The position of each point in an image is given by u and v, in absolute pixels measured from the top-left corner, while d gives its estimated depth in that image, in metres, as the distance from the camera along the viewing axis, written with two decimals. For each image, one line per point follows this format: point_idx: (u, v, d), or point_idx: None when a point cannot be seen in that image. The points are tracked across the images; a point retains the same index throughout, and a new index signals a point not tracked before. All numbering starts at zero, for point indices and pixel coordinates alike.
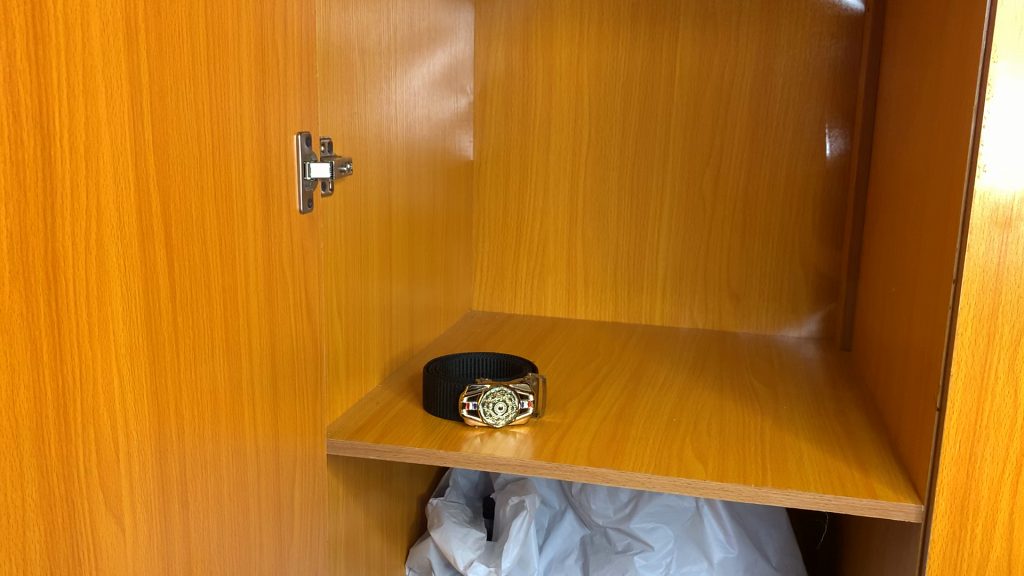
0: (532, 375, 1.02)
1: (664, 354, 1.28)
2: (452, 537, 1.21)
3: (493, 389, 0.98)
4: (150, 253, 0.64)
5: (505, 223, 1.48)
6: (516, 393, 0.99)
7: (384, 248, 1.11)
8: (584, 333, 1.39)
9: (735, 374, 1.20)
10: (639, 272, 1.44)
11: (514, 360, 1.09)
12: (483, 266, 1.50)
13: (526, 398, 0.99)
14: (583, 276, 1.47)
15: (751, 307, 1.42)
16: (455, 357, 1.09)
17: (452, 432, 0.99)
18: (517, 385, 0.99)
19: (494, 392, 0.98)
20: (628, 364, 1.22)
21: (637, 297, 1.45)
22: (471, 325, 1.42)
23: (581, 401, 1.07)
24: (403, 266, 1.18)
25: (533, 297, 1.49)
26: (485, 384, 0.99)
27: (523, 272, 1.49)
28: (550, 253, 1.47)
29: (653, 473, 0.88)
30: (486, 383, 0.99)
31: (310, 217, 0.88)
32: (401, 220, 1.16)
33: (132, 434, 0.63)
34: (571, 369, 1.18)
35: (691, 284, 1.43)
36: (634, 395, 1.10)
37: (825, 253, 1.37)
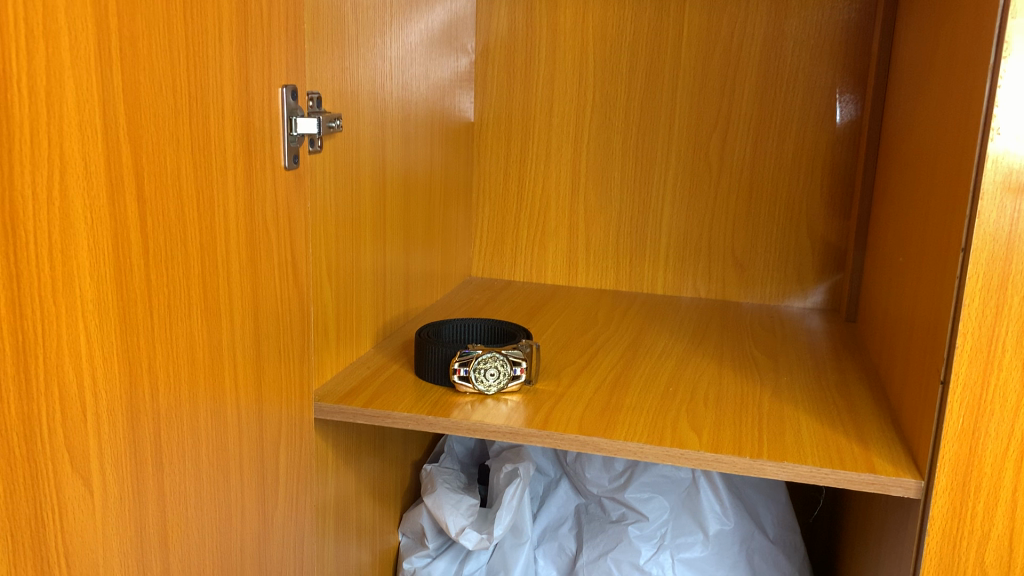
0: (527, 340, 1.00)
1: (665, 323, 1.25)
2: (445, 503, 1.19)
3: (485, 355, 0.96)
4: (121, 206, 0.61)
5: (506, 187, 1.45)
6: (509, 359, 0.96)
7: (377, 209, 1.08)
8: (584, 302, 1.36)
9: (736, 344, 1.18)
10: (642, 240, 1.41)
11: (510, 326, 1.05)
12: (483, 231, 1.47)
13: (519, 364, 0.97)
14: (585, 242, 1.44)
15: (756, 277, 1.39)
16: (450, 322, 1.06)
17: (442, 399, 0.96)
18: (510, 351, 0.97)
19: (485, 358, 0.96)
20: (627, 332, 1.20)
21: (640, 265, 1.42)
22: (469, 292, 1.39)
23: (576, 370, 1.04)
24: (397, 229, 1.15)
25: (533, 264, 1.47)
26: (477, 349, 0.96)
27: (523, 238, 1.46)
28: (551, 219, 1.44)
29: (645, 443, 0.86)
30: (479, 348, 0.96)
31: (296, 174, 0.85)
32: (396, 182, 1.13)
33: (100, 394, 0.61)
34: (568, 337, 1.16)
35: (694, 253, 1.40)
36: (631, 363, 1.07)
37: (833, 222, 1.34)
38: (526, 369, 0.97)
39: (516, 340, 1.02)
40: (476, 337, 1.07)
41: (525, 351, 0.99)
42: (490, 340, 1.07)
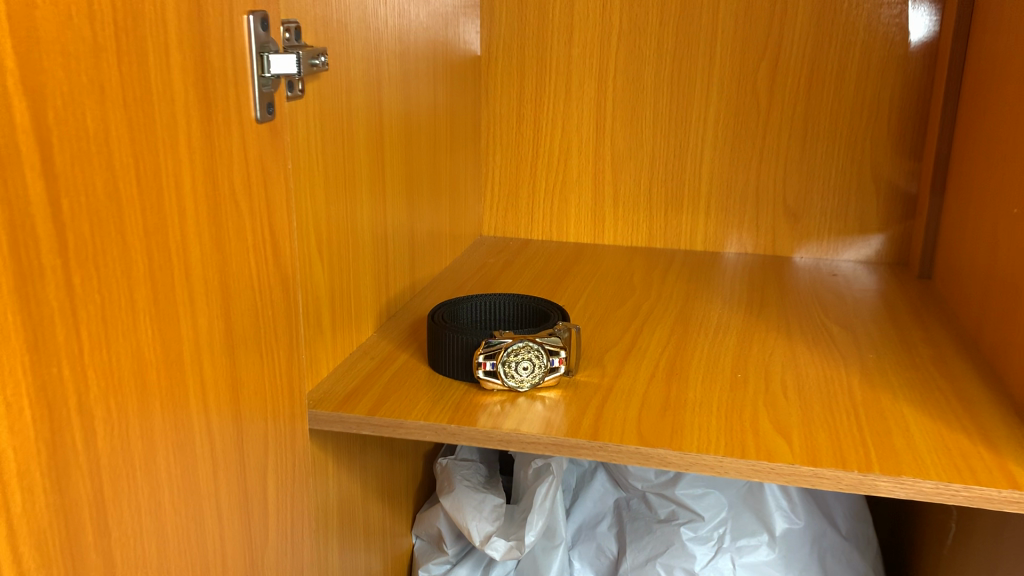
0: (564, 323, 0.82)
1: (713, 288, 1.08)
2: (466, 506, 1.02)
3: (517, 345, 0.78)
4: (19, 186, 0.43)
5: (520, 131, 1.26)
6: (545, 349, 0.78)
7: (374, 165, 0.89)
8: (615, 263, 1.18)
9: (801, 312, 1.00)
10: (679, 188, 1.23)
11: (540, 304, 0.87)
12: (494, 183, 1.29)
13: (557, 354, 0.79)
14: (612, 192, 1.25)
15: (810, 228, 1.21)
16: (466, 300, 0.88)
17: (465, 399, 0.78)
18: (545, 339, 0.79)
19: (516, 348, 0.78)
20: (673, 302, 1.02)
21: (676, 218, 1.24)
22: (482, 254, 1.21)
23: (621, 355, 0.86)
24: (398, 186, 0.97)
25: (552, 219, 1.28)
26: (507, 339, 0.78)
27: (541, 190, 1.27)
28: (573, 166, 1.25)
29: (725, 456, 0.69)
30: (509, 336, 0.78)
31: (272, 128, 0.66)
32: (395, 131, 0.94)
33: (5, 451, 0.43)
34: (605, 310, 0.98)
35: (739, 202, 1.22)
36: (685, 342, 0.90)
37: (901, 164, 1.16)
38: (566, 359, 0.80)
39: (549, 321, 0.84)
40: (497, 317, 0.89)
41: (562, 336, 0.81)
42: (515, 320, 0.89)
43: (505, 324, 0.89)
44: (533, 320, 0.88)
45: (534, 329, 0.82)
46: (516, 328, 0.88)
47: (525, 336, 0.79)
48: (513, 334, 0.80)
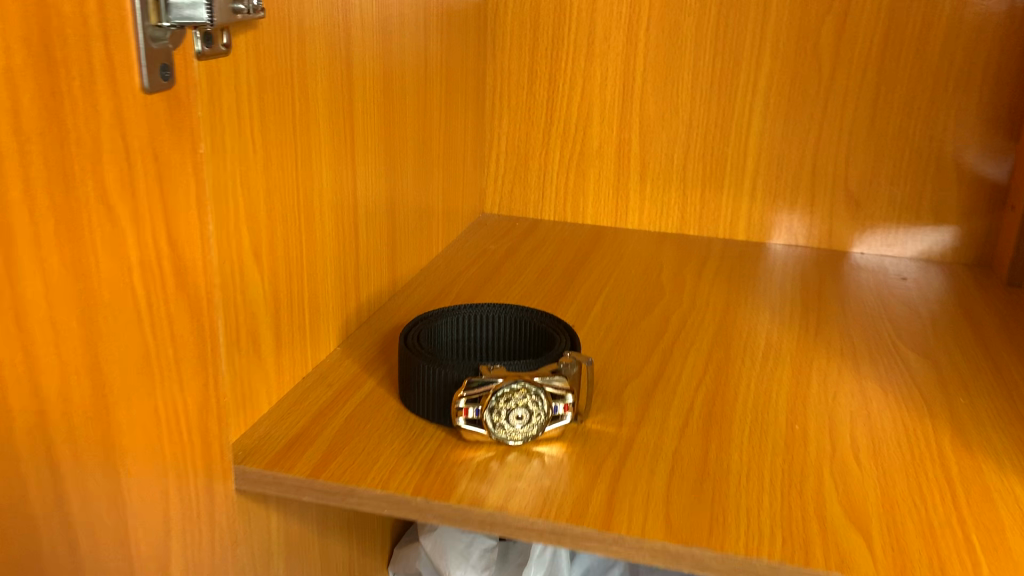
0: (573, 353, 0.63)
1: (759, 294, 0.89)
2: (450, 551, 0.86)
3: (511, 388, 0.60)
4: None
5: (532, 90, 1.06)
6: (548, 394, 0.60)
7: (338, 138, 0.71)
8: (641, 254, 0.99)
9: (868, 333, 0.82)
10: (719, 165, 1.03)
11: (541, 322, 0.69)
12: (500, 151, 1.09)
13: (562, 399, 0.61)
14: (639, 167, 1.06)
15: (874, 218, 1.01)
16: (448, 313, 0.70)
17: (442, 454, 0.61)
18: (547, 380, 0.61)
19: (510, 392, 0.60)
20: (710, 313, 0.84)
21: (714, 200, 1.04)
22: (481, 239, 1.03)
23: (645, 393, 0.68)
24: (373, 162, 0.78)
25: (567, 196, 1.09)
26: (497, 380, 0.60)
27: (555, 162, 1.08)
28: (594, 135, 1.06)
29: (785, 563, 0.51)
30: (499, 376, 0.60)
31: (174, 101, 0.48)
32: (370, 92, 0.75)
33: None
34: (626, 325, 0.80)
35: (791, 184, 1.02)
36: (726, 375, 0.72)
37: (991, 146, 0.96)
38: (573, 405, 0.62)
39: (552, 348, 0.66)
40: (488, 337, 0.71)
41: (570, 372, 0.63)
42: (510, 341, 0.71)
43: (498, 345, 0.71)
44: (532, 341, 0.70)
45: (534, 361, 0.63)
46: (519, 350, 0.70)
47: (522, 375, 0.61)
48: (505, 371, 0.61)
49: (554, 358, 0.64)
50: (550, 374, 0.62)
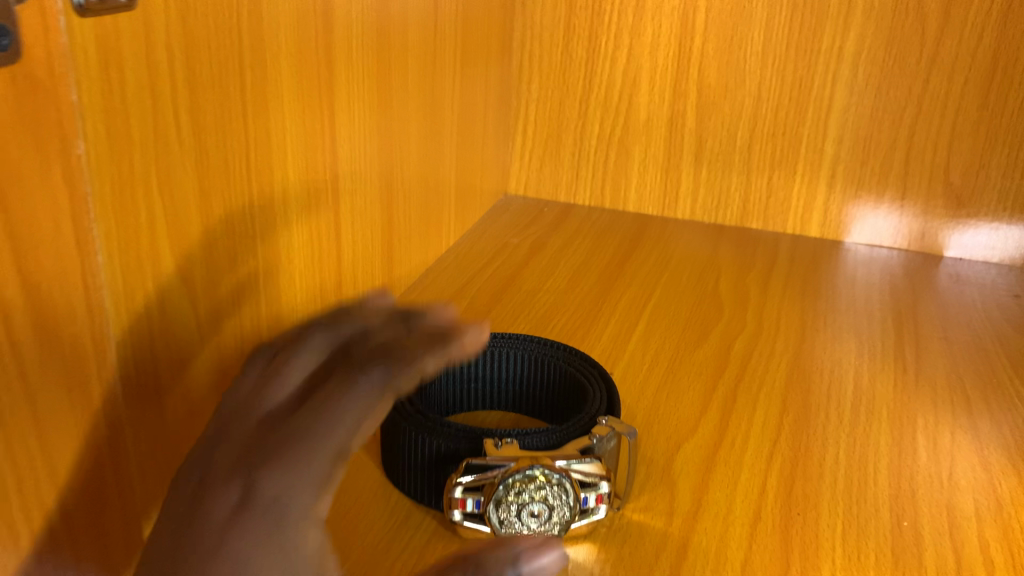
0: (611, 421, 0.48)
1: (841, 316, 0.72)
2: None
3: (525, 479, 0.45)
4: None
5: (567, 51, 0.88)
6: (574, 486, 0.45)
7: (312, 118, 0.54)
8: (693, 254, 0.83)
9: (983, 376, 0.65)
10: (789, 148, 0.86)
11: (571, 369, 0.54)
12: (528, 123, 0.92)
13: (594, 488, 0.46)
14: (694, 146, 0.88)
15: (979, 217, 0.83)
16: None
17: (431, 555, 0.45)
18: (574, 463, 0.46)
19: (522, 484, 0.45)
20: (782, 343, 0.67)
21: (783, 190, 0.87)
22: (503, 229, 0.86)
23: (703, 468, 0.53)
24: (362, 146, 0.62)
25: (606, 179, 0.92)
26: (505, 465, 0.45)
27: (592, 137, 0.91)
28: (641, 106, 0.88)
29: None
30: (509, 461, 0.45)
31: None
32: (357, 59, 0.59)
33: None
34: (675, 359, 0.64)
35: (877, 174, 0.84)
36: (806, 439, 0.56)
37: None
38: (609, 496, 0.46)
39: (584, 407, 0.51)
40: (499, 378, 0.56)
41: (606, 449, 0.47)
42: (526, 384, 0.56)
43: (511, 390, 0.56)
44: (556, 390, 0.55)
45: (559, 431, 0.48)
46: (550, 400, 0.56)
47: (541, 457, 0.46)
48: (519, 450, 0.46)
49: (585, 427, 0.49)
50: (579, 454, 0.47)
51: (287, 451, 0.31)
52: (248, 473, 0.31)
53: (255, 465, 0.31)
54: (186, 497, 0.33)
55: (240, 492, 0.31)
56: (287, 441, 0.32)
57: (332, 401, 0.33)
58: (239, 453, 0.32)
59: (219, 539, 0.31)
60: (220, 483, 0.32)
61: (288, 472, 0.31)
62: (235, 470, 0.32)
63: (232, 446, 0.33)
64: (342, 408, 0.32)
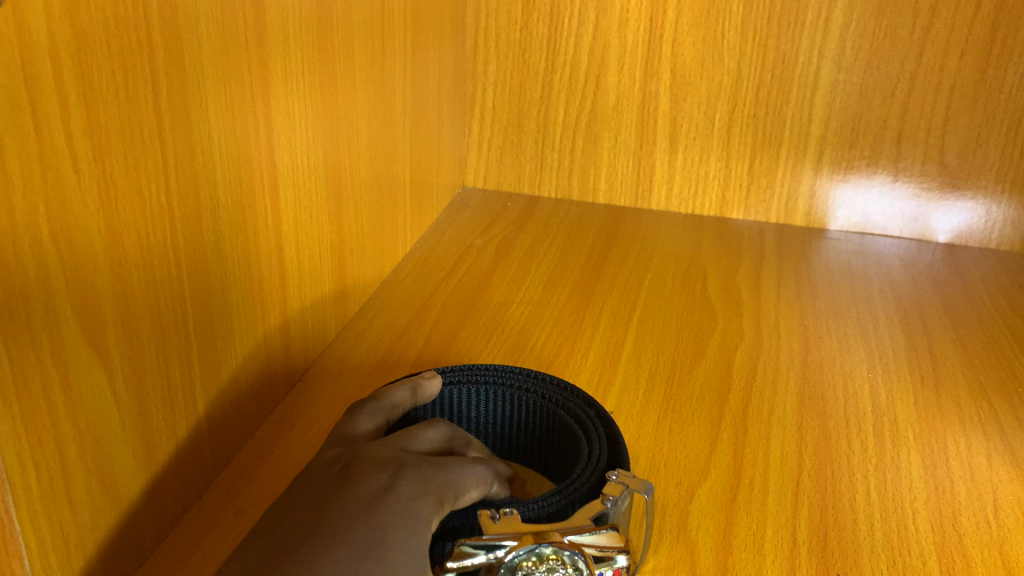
0: (622, 477, 0.42)
1: (844, 319, 0.66)
2: None
3: (534, 560, 0.37)
4: None
5: (526, 28, 0.80)
6: (592, 564, 0.37)
7: (244, 126, 0.45)
8: (674, 250, 0.76)
9: (1007, 384, 0.59)
10: (772, 129, 0.78)
11: (563, 412, 0.49)
12: (485, 109, 0.83)
13: (610, 563, 0.38)
14: (669, 130, 0.81)
15: (976, 199, 0.77)
16: (450, 380, 0.50)
17: None
18: (588, 536, 0.38)
19: (533, 565, 0.37)
20: (787, 355, 0.61)
21: (766, 176, 0.80)
22: (464, 228, 0.78)
23: (722, 521, 0.46)
24: (305, 151, 0.52)
25: (573, 167, 0.84)
26: (508, 545, 0.36)
27: (557, 122, 0.83)
28: (609, 87, 0.80)
29: None
30: (512, 540, 0.37)
31: None
32: (294, 49, 0.49)
33: None
34: (671, 383, 0.57)
35: (867, 155, 0.78)
36: (831, 477, 0.49)
37: None
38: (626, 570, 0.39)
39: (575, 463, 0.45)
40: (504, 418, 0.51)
41: (620, 511, 0.40)
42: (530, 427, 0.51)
43: (507, 431, 0.51)
44: (547, 435, 0.50)
45: (559, 495, 0.42)
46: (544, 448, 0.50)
47: (549, 530, 0.38)
48: (520, 523, 0.38)
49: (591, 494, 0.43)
50: (592, 522, 0.39)
51: (432, 467, 0.38)
52: (397, 472, 0.37)
53: (403, 467, 0.37)
54: (325, 489, 0.36)
55: (388, 482, 0.36)
56: (430, 461, 0.38)
57: (461, 460, 0.39)
58: (381, 459, 0.38)
59: (360, 521, 0.34)
60: (368, 474, 0.36)
61: (430, 481, 0.37)
62: (383, 468, 0.37)
63: (377, 451, 0.38)
64: (467, 467, 0.39)
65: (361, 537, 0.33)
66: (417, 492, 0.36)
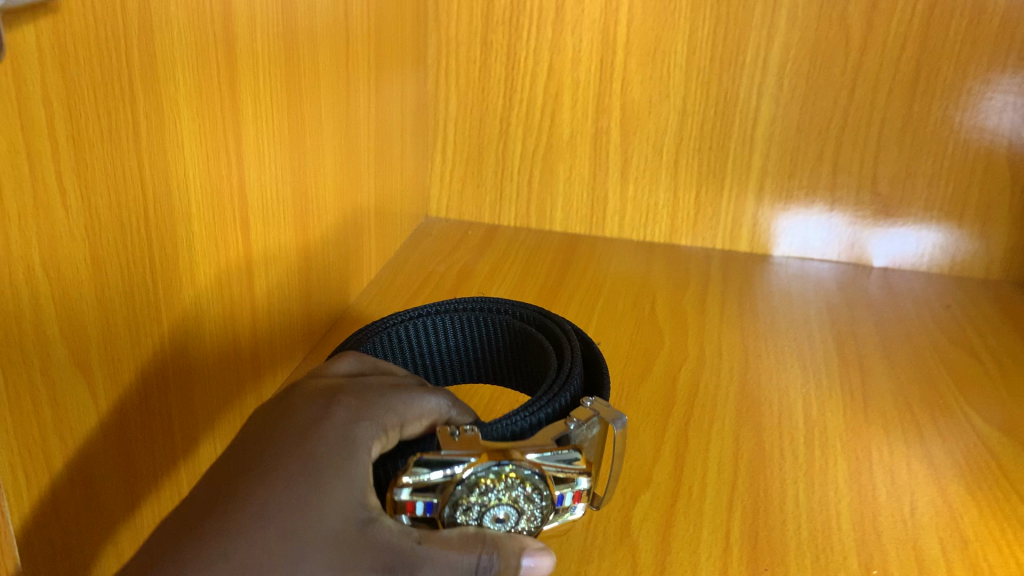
0: (596, 405, 0.47)
1: (782, 336, 0.71)
2: None
3: (493, 476, 0.41)
4: None
5: (485, 67, 0.84)
6: (550, 483, 0.42)
7: (217, 163, 0.49)
8: (625, 274, 0.80)
9: (929, 396, 0.64)
10: (717, 162, 0.83)
11: (542, 332, 0.57)
12: (446, 142, 0.88)
13: (571, 483, 0.43)
14: (620, 163, 0.85)
15: (907, 225, 0.83)
16: (454, 307, 0.60)
17: None
18: (549, 456, 0.42)
19: (490, 481, 0.41)
20: (728, 371, 0.65)
21: (712, 205, 0.85)
22: (426, 255, 0.82)
23: (662, 523, 0.49)
24: (275, 184, 0.56)
25: (530, 197, 0.88)
26: (466, 462, 0.40)
27: (514, 155, 0.87)
28: (564, 122, 0.85)
29: None
30: (472, 457, 0.41)
31: None
32: (263, 91, 0.53)
33: None
34: (620, 397, 0.61)
35: (806, 185, 0.83)
36: (763, 483, 0.53)
37: None
38: (587, 493, 0.44)
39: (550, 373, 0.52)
40: (493, 343, 0.60)
41: (584, 434, 0.46)
42: (519, 354, 0.60)
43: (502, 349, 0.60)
44: (530, 352, 0.59)
45: (527, 413, 0.47)
46: (529, 363, 0.59)
47: (511, 450, 0.42)
48: (480, 441, 0.42)
49: (560, 409, 0.49)
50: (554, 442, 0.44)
51: (376, 399, 0.42)
52: (339, 404, 0.42)
53: (348, 399, 0.42)
54: (275, 422, 0.41)
55: (329, 413, 0.41)
56: (377, 394, 0.43)
57: (405, 392, 0.44)
58: (330, 393, 0.43)
59: (298, 448, 0.39)
60: (312, 406, 0.42)
61: (371, 411, 0.42)
62: (324, 403, 0.42)
63: (328, 387, 0.43)
64: (414, 398, 0.44)
65: (299, 461, 0.38)
66: (354, 418, 0.41)
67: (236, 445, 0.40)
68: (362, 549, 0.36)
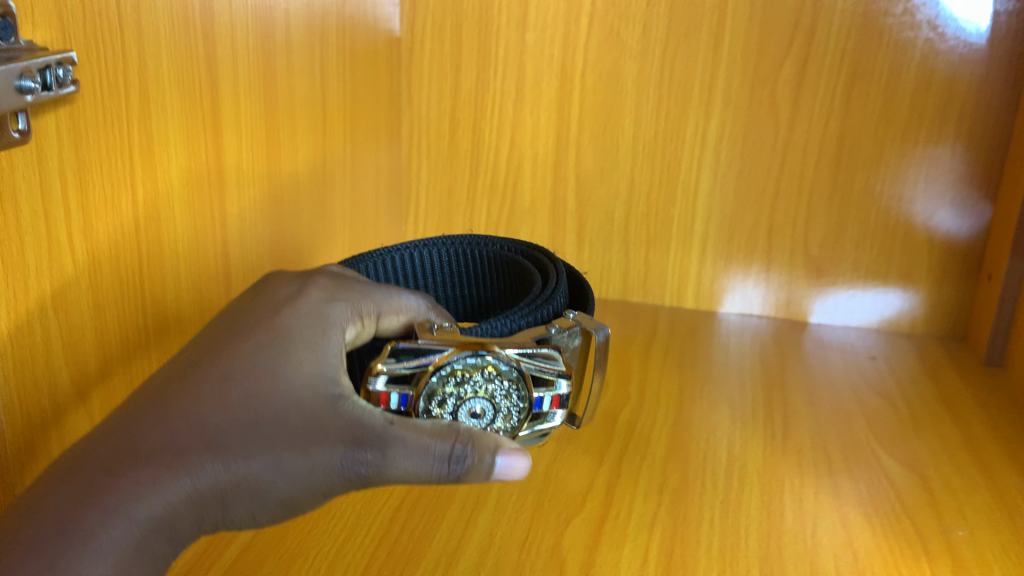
0: (578, 318, 0.55)
1: (717, 383, 0.78)
2: None
3: (468, 366, 0.48)
4: None
5: (454, 141, 0.93)
6: (526, 376, 0.49)
7: (205, 224, 0.57)
8: None
9: (844, 435, 0.70)
10: (663, 227, 0.92)
11: (533, 264, 0.66)
12: (420, 208, 0.96)
13: (551, 383, 0.51)
14: (576, 227, 0.94)
15: (837, 284, 0.91)
16: (452, 242, 0.69)
17: None
18: (528, 353, 0.50)
19: (468, 372, 0.48)
20: (664, 413, 0.72)
21: (660, 266, 0.93)
22: None
23: (590, 541, 0.56)
24: (256, 242, 0.64)
25: None
26: (443, 352, 0.48)
27: (480, 220, 0.95)
28: (525, 191, 0.93)
29: None
30: (449, 348, 0.48)
31: None
32: (248, 164, 0.61)
33: None
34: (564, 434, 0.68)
35: (744, 249, 0.91)
36: (683, 508, 0.60)
37: (964, 211, 0.85)
38: (563, 399, 0.51)
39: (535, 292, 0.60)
40: (481, 275, 0.70)
41: (564, 340, 0.53)
42: (508, 282, 0.68)
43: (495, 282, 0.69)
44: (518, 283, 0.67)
45: (512, 317, 0.55)
46: (518, 289, 0.67)
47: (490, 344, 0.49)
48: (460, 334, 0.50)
49: (540, 317, 0.56)
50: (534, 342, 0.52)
51: (357, 293, 0.51)
52: (323, 292, 0.50)
53: (332, 291, 0.51)
54: (269, 299, 0.50)
55: (311, 297, 0.50)
56: (360, 290, 0.51)
57: (385, 292, 0.52)
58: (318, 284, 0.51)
59: (283, 320, 0.47)
60: (302, 291, 0.50)
61: (350, 302, 0.50)
62: (311, 289, 0.50)
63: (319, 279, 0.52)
64: (390, 297, 0.52)
65: (282, 331, 0.47)
66: (335, 304, 0.50)
67: (233, 314, 0.49)
68: (331, 415, 0.42)
